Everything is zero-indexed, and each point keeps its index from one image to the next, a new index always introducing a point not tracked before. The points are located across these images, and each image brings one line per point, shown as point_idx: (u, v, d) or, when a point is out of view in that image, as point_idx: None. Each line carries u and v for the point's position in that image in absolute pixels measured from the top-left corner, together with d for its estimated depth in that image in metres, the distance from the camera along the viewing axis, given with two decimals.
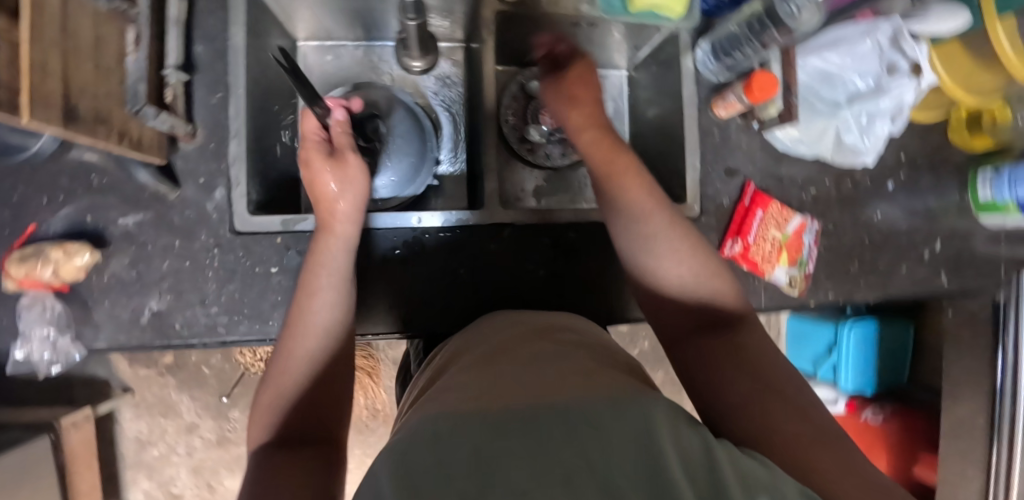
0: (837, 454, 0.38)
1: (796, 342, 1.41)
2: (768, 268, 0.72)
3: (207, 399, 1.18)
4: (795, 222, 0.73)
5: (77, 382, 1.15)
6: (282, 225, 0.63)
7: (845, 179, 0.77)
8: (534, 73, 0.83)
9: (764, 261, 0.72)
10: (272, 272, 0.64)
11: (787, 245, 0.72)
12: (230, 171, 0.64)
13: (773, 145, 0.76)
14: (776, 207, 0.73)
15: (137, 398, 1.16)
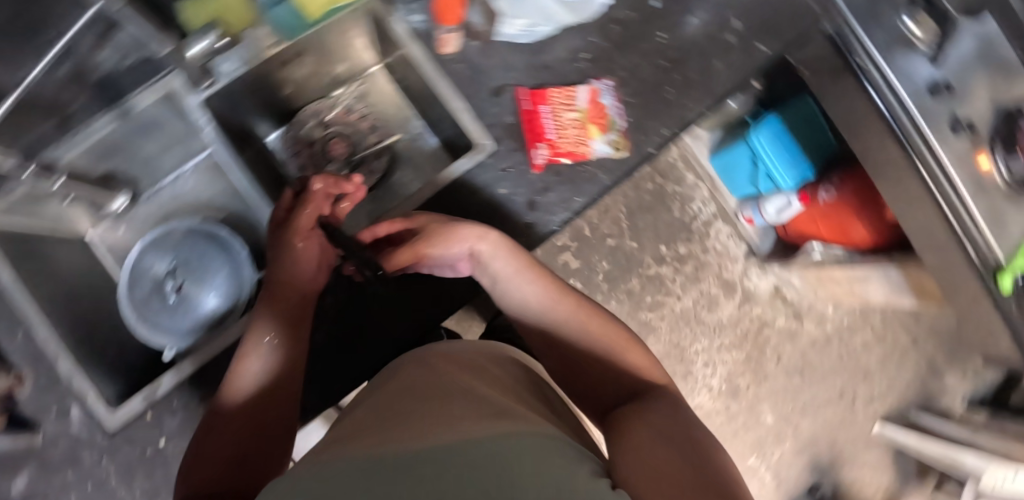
0: (680, 477, 0.48)
1: (728, 174, 1.38)
2: (584, 148, 0.71)
3: None
4: (583, 94, 0.72)
5: None
6: (143, 401, 0.64)
7: (606, 25, 0.76)
8: (304, 118, 0.87)
9: (577, 145, 0.71)
10: (161, 446, 0.65)
11: (587, 118, 0.71)
12: (69, 388, 0.64)
13: (518, 42, 0.74)
14: (556, 94, 0.72)
15: None
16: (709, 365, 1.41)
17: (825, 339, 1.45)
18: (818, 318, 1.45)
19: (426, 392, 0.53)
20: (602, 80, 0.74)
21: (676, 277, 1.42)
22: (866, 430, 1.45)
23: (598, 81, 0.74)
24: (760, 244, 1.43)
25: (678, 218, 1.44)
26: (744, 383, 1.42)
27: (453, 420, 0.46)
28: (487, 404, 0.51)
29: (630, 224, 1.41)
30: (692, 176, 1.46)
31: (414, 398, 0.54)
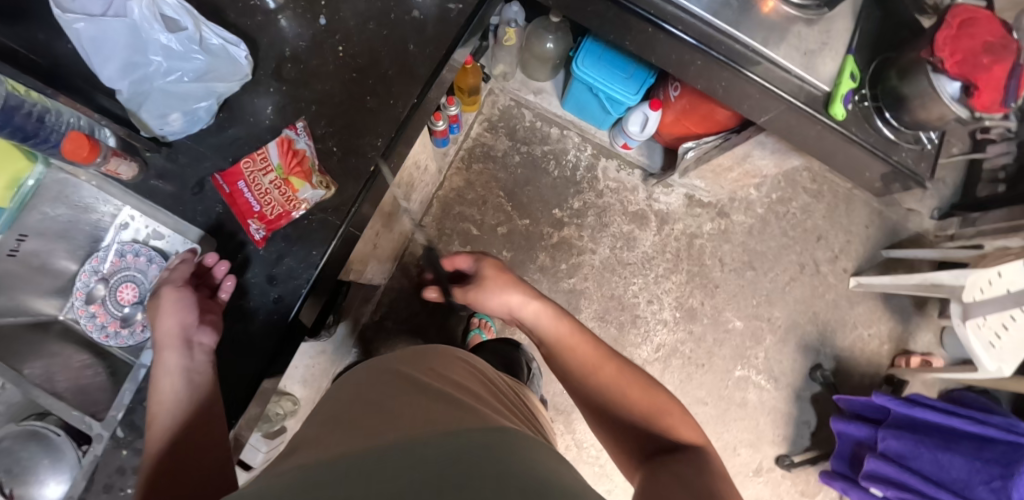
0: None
1: (582, 112, 1.33)
2: (295, 201, 0.69)
3: None
4: (274, 149, 0.70)
5: None
6: None
7: (281, 67, 0.74)
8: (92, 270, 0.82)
9: (287, 202, 0.69)
10: None
11: (284, 173, 0.69)
12: None
13: (189, 132, 0.71)
14: (248, 164, 0.70)
15: None
16: (654, 301, 1.34)
17: (760, 223, 1.35)
18: (744, 206, 1.36)
19: (379, 394, 0.51)
20: (293, 126, 0.72)
21: (582, 233, 1.35)
22: (843, 290, 1.34)
23: (292, 128, 0.72)
24: (653, 161, 1.35)
25: (559, 175, 1.38)
26: (697, 302, 1.34)
27: (395, 427, 0.43)
28: (427, 400, 0.49)
29: (514, 203, 1.36)
30: (556, 129, 1.39)
31: (387, 391, 0.51)
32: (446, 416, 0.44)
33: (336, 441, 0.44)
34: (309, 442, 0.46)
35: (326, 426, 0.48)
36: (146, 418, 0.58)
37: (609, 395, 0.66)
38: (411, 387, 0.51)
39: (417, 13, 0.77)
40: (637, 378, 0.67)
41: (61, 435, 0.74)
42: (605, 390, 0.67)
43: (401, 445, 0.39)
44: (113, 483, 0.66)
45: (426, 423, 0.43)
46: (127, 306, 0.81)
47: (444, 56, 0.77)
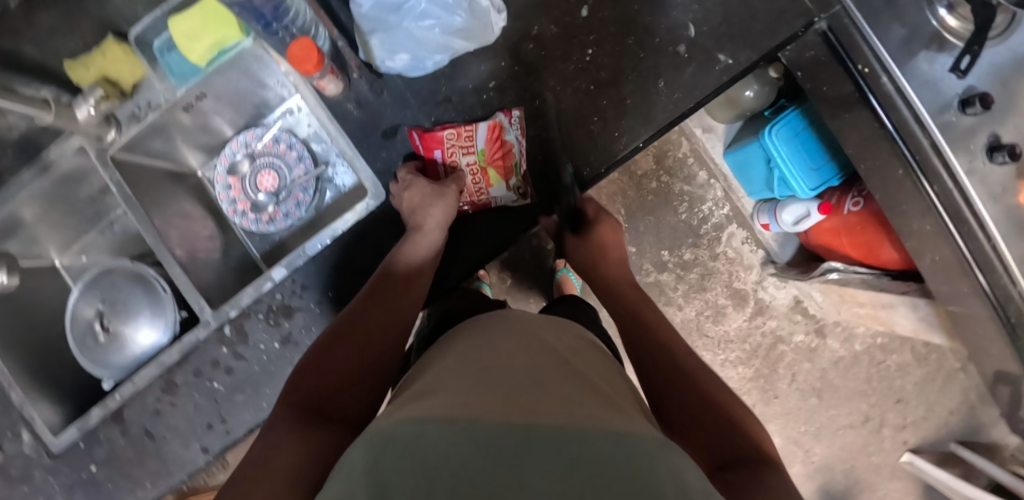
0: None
1: (743, 172, 1.21)
2: (482, 195, 0.70)
3: None
4: (481, 132, 0.68)
5: None
6: (78, 430, 0.70)
7: (520, 45, 0.69)
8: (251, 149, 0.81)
9: (476, 192, 0.70)
10: (93, 470, 0.71)
11: (484, 164, 0.69)
12: (23, 413, 0.71)
13: (411, 75, 0.67)
14: (450, 136, 0.68)
15: None
16: None
17: (851, 358, 1.30)
18: (845, 335, 1.29)
19: (525, 343, 0.44)
20: (506, 111, 0.68)
21: (679, 285, 1.30)
22: (892, 458, 1.30)
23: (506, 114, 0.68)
24: (780, 251, 1.29)
25: (685, 220, 1.30)
26: (749, 402, 1.31)
27: (536, 391, 0.37)
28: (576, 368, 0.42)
29: (629, 226, 1.30)
30: (705, 173, 1.30)
31: (538, 353, 0.42)
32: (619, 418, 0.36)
33: (487, 390, 0.37)
34: (448, 380, 0.39)
35: (464, 366, 0.41)
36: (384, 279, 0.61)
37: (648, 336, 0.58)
38: (571, 362, 0.43)
39: (683, 50, 0.68)
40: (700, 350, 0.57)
41: (165, 294, 0.74)
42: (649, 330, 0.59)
43: (580, 427, 0.33)
44: (204, 371, 0.69)
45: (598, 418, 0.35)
46: (264, 192, 0.80)
47: (690, 106, 0.68)
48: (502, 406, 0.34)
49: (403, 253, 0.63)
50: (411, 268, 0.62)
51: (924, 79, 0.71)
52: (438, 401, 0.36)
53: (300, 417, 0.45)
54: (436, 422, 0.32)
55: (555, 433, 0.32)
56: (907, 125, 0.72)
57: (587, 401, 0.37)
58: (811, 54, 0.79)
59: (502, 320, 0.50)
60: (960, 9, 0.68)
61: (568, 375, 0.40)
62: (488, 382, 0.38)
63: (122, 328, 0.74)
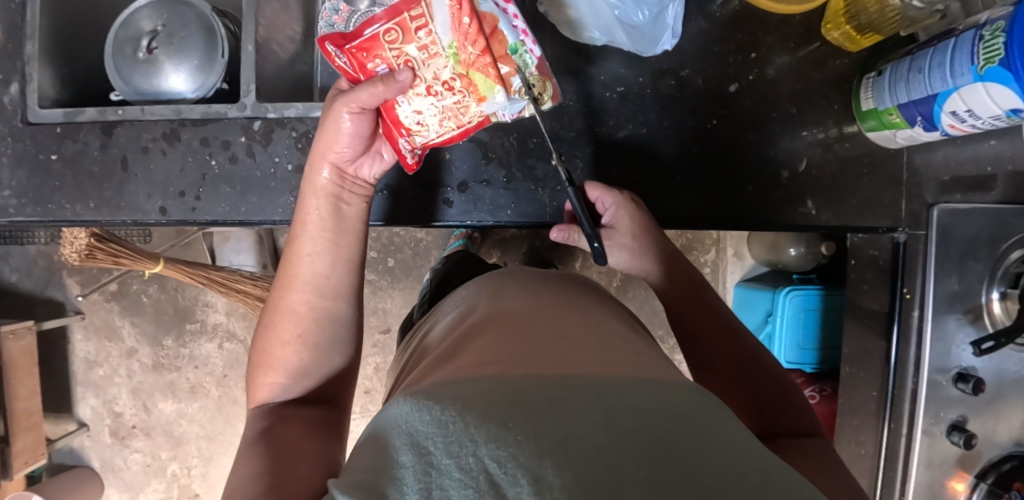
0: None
1: (740, 310, 1.26)
2: (472, 113, 0.57)
3: (145, 327, 1.25)
4: (439, 12, 0.52)
5: (38, 303, 1.25)
6: (63, 116, 0.68)
7: (664, 76, 0.71)
8: None
9: (467, 112, 0.57)
10: (51, 159, 0.69)
11: (465, 69, 0.54)
12: (25, 67, 0.69)
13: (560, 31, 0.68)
14: (393, 37, 0.53)
15: (86, 321, 1.24)
16: None
17: None
18: None
19: (548, 323, 0.51)
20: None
21: None
22: None
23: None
24: None
25: None
26: None
27: (553, 359, 0.44)
28: (592, 341, 0.49)
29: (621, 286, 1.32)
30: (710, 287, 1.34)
31: (540, 318, 0.53)
32: (614, 353, 0.47)
33: (513, 358, 0.45)
34: (469, 347, 0.50)
35: (494, 338, 0.49)
36: (298, 248, 0.63)
37: (712, 339, 0.59)
38: (588, 329, 0.52)
39: (785, 175, 0.72)
40: (714, 307, 0.62)
41: (220, 59, 0.72)
42: (702, 328, 0.60)
43: (592, 384, 0.40)
44: (211, 144, 0.68)
45: (595, 356, 0.46)
46: None
47: (760, 224, 0.72)
48: (526, 370, 0.42)
49: (307, 209, 0.64)
50: (326, 222, 0.63)
51: (946, 335, 0.75)
52: (463, 367, 0.46)
53: (286, 411, 0.57)
54: (467, 386, 0.41)
55: (572, 387, 0.40)
56: (905, 363, 0.77)
57: (602, 363, 0.44)
58: (874, 252, 0.81)
59: (528, 300, 0.57)
60: (1011, 302, 0.73)
61: (586, 346, 0.47)
62: (506, 343, 0.48)
63: (164, 58, 0.72)
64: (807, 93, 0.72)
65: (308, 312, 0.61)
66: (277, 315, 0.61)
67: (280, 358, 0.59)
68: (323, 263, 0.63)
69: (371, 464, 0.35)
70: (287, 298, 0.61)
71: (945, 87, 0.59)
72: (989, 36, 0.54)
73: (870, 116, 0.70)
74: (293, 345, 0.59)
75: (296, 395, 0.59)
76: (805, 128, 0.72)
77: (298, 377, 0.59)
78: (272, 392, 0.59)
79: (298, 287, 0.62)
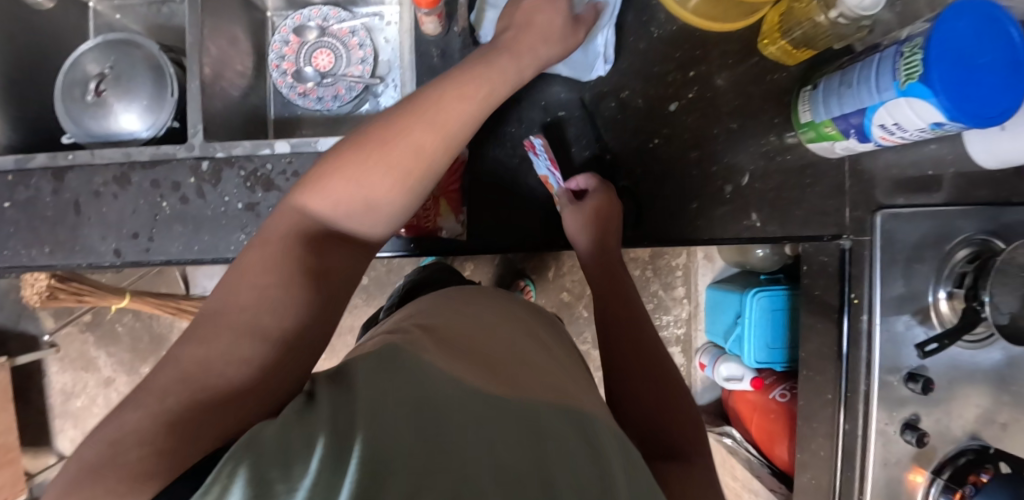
0: None
1: (711, 311, 1.28)
2: (430, 222, 0.69)
3: (121, 354, 1.30)
4: None
5: (13, 337, 1.30)
6: (16, 164, 0.69)
7: (605, 97, 0.73)
8: (329, 27, 0.83)
9: (426, 219, 0.68)
10: (5, 206, 0.70)
11: (440, 192, 0.69)
12: None
13: None
14: None
15: (62, 353, 1.30)
16: None
17: None
18: None
19: (501, 342, 0.47)
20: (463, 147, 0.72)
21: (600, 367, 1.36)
22: None
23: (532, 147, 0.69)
24: (700, 393, 1.38)
25: None
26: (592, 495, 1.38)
27: (502, 378, 0.40)
28: (541, 368, 0.45)
29: None
30: (683, 290, 1.37)
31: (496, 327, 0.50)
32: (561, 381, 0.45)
33: (462, 363, 0.39)
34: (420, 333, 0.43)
35: (448, 335, 0.44)
36: (415, 112, 0.48)
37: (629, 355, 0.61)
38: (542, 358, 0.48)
39: (728, 190, 0.74)
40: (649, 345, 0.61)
41: (170, 99, 0.73)
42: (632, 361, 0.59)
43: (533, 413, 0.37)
44: (162, 186, 0.69)
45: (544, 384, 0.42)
46: (314, 68, 0.82)
47: (707, 238, 0.74)
48: (477, 380, 0.37)
49: (447, 102, 0.50)
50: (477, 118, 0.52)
51: (894, 336, 0.77)
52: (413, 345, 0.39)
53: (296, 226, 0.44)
54: (413, 366, 0.35)
55: (509, 410, 0.36)
56: (858, 365, 0.79)
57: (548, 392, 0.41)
58: (824, 259, 0.81)
59: (488, 313, 0.53)
60: (956, 300, 0.75)
61: (534, 372, 0.43)
62: (457, 344, 0.42)
63: (112, 100, 0.73)
64: (747, 108, 0.74)
65: (420, 183, 0.48)
66: (386, 139, 0.47)
67: (360, 168, 0.46)
68: (462, 120, 0.50)
69: (283, 422, 0.29)
70: (415, 125, 0.48)
71: (872, 101, 0.61)
72: (909, 53, 0.56)
73: (808, 128, 0.71)
74: (399, 221, 0.48)
75: (343, 217, 0.46)
76: (747, 142, 0.74)
77: (327, 181, 0.46)
78: (328, 203, 0.46)
79: (435, 163, 0.49)
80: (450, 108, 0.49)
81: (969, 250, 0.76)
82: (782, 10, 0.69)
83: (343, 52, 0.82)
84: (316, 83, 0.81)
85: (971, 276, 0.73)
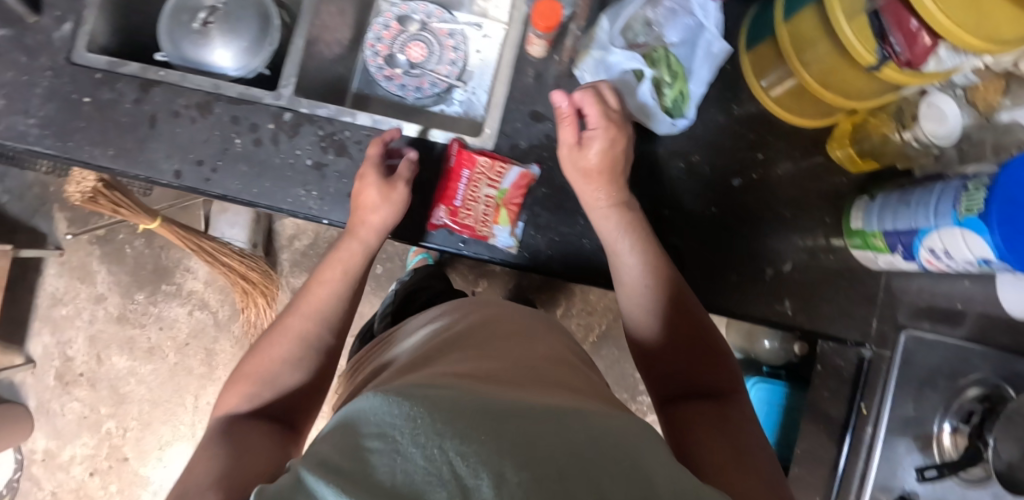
0: None
1: None
2: (485, 227, 0.71)
3: (119, 277, 1.34)
4: (511, 174, 0.71)
5: (23, 230, 1.33)
6: (107, 64, 0.71)
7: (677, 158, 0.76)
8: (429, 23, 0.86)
9: (482, 223, 0.71)
10: (84, 101, 0.71)
11: (502, 203, 0.70)
12: (82, 11, 0.72)
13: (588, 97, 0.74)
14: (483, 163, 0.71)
15: (64, 258, 1.33)
16: None
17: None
18: None
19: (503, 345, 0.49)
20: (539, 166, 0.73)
21: None
22: None
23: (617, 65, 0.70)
24: None
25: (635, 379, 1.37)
26: None
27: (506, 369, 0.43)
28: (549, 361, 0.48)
29: (596, 337, 1.35)
30: None
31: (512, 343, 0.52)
32: (568, 377, 0.45)
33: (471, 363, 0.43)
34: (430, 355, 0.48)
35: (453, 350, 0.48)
36: (301, 303, 0.63)
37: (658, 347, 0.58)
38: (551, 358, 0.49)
39: (769, 272, 0.76)
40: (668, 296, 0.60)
41: (267, 47, 0.76)
42: (668, 309, 0.60)
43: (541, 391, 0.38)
44: (239, 123, 0.70)
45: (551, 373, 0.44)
46: (406, 58, 0.85)
47: (735, 315, 0.75)
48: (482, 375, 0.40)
49: (337, 254, 0.66)
50: (375, 242, 0.67)
51: (893, 455, 0.77)
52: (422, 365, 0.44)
53: (247, 423, 0.52)
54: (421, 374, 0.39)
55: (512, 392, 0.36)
56: (850, 475, 0.79)
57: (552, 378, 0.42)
58: (840, 363, 0.82)
59: (501, 323, 0.55)
60: (960, 436, 0.76)
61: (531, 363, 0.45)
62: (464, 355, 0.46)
63: (212, 34, 0.75)
64: (802, 202, 0.77)
65: (315, 341, 0.60)
66: (279, 335, 0.60)
67: (258, 371, 0.57)
68: (328, 300, 0.63)
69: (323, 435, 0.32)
70: (294, 321, 0.61)
71: (928, 223, 0.64)
72: (972, 189, 0.59)
73: (857, 235, 0.74)
74: (298, 368, 0.59)
75: (259, 404, 0.55)
76: (795, 234, 0.77)
77: (245, 378, 0.57)
78: (243, 400, 0.55)
79: (321, 309, 0.62)
80: (340, 257, 0.66)
81: (979, 390, 0.77)
82: (856, 120, 0.74)
83: (437, 50, 0.86)
84: (404, 71, 0.84)
85: (980, 416, 0.75)
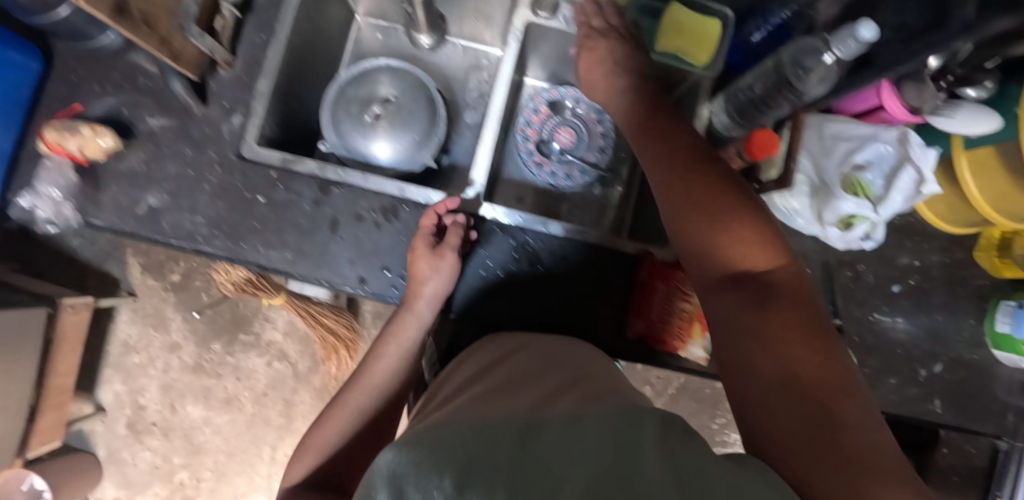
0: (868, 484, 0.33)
1: None
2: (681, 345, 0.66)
3: (195, 325, 1.32)
4: None
5: (95, 276, 1.29)
6: (281, 161, 0.68)
7: (846, 267, 0.77)
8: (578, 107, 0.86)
9: (676, 337, 0.65)
10: (258, 201, 0.68)
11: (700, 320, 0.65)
12: (252, 103, 0.70)
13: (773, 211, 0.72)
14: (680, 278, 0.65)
15: (138, 304, 1.30)
16: None
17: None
18: None
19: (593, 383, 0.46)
20: None
21: None
22: None
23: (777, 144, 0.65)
24: None
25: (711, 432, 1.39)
26: None
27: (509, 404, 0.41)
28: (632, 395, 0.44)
29: (675, 391, 1.36)
30: None
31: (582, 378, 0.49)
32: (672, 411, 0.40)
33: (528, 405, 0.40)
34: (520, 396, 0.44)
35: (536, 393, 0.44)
36: (362, 370, 0.68)
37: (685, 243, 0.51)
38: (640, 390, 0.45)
39: (922, 374, 0.78)
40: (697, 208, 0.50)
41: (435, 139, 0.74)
42: (690, 221, 0.51)
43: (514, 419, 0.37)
44: (428, 231, 0.69)
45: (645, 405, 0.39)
46: (555, 143, 0.84)
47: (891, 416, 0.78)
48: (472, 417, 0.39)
49: (397, 328, 0.67)
50: (431, 313, 0.67)
51: None
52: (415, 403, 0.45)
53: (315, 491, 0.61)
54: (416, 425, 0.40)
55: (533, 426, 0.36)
56: None
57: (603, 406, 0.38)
58: (972, 450, 0.85)
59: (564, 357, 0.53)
60: None
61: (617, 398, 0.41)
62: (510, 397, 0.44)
63: (382, 126, 0.74)
64: (954, 306, 0.80)
65: (364, 412, 0.66)
66: (336, 410, 0.67)
67: (319, 442, 0.65)
68: (381, 377, 0.68)
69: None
70: (355, 394, 0.67)
71: None
72: None
73: (1004, 340, 0.76)
74: (339, 433, 0.65)
75: (311, 472, 0.63)
76: (947, 338, 0.79)
77: (307, 451, 0.65)
78: (305, 468, 0.64)
79: (374, 390, 0.67)
80: (400, 334, 0.67)
81: None
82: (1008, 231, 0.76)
83: (586, 135, 0.85)
84: (554, 158, 0.83)
85: None
